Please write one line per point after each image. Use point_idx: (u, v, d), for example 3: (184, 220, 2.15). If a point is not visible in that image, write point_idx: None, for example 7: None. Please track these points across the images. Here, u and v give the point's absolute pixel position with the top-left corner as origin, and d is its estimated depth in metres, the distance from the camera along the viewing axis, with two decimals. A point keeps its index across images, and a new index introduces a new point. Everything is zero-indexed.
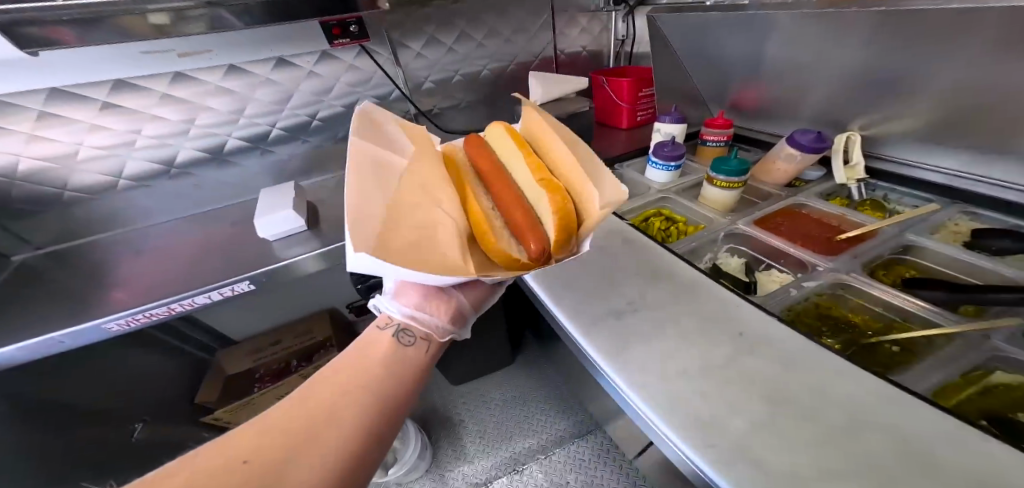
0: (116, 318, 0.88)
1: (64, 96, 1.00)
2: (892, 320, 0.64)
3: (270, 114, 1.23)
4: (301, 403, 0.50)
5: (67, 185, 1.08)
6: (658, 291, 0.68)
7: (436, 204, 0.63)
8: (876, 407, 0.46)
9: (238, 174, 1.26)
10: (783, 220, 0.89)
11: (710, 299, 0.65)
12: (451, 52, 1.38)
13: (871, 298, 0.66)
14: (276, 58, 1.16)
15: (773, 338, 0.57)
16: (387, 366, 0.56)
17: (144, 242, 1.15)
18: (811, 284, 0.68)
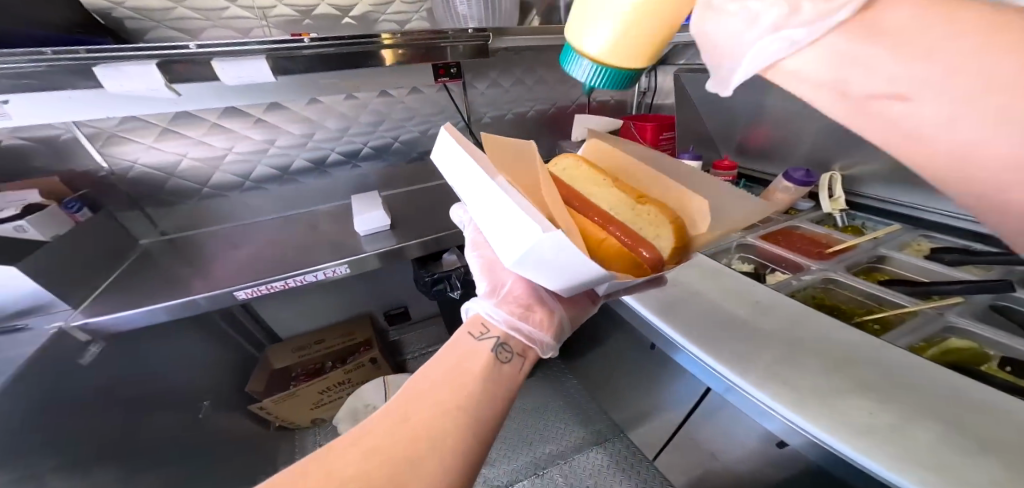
0: (244, 287, 1.16)
1: (235, 112, 1.32)
2: (870, 305, 0.83)
3: (365, 135, 1.54)
4: (406, 422, 0.58)
5: (208, 182, 1.40)
6: (689, 280, 0.87)
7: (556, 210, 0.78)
8: (862, 344, 0.64)
9: (330, 182, 1.59)
10: (783, 236, 1.09)
11: (733, 281, 0.84)
12: (506, 96, 1.69)
13: (855, 289, 0.85)
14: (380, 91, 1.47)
15: (782, 301, 0.76)
16: (489, 378, 0.65)
17: (257, 239, 1.43)
18: (807, 277, 0.88)
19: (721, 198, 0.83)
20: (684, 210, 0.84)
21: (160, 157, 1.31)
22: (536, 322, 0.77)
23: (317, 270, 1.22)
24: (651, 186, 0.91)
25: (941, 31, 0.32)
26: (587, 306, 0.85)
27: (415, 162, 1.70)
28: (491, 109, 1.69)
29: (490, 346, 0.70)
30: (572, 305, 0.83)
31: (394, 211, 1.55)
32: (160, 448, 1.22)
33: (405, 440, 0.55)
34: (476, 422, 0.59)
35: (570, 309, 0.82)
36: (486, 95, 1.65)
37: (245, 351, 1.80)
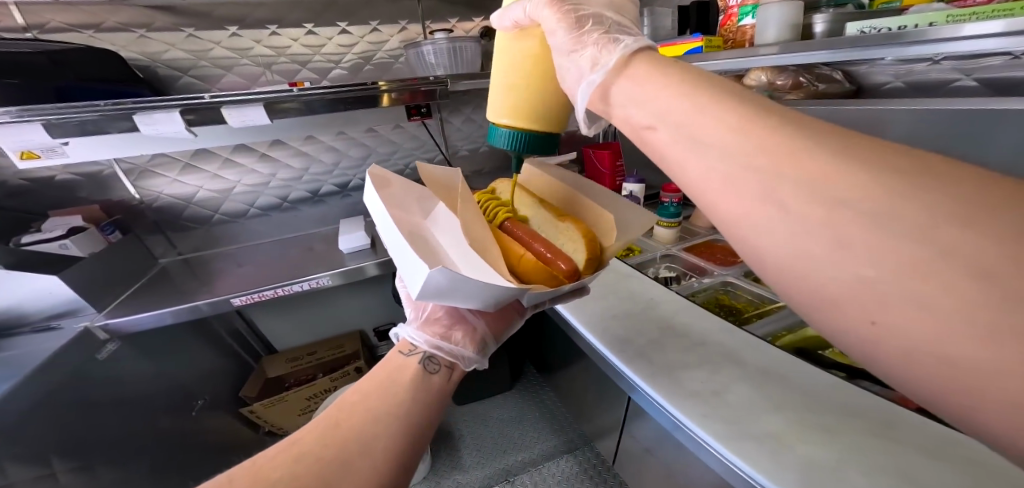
0: (240, 295, 1.37)
1: (245, 150, 1.56)
2: (759, 303, 0.95)
3: (355, 168, 1.77)
4: (335, 430, 0.67)
5: (220, 210, 1.63)
6: (604, 285, 1.00)
7: (482, 237, 0.88)
8: (721, 333, 0.78)
9: (324, 209, 1.80)
10: (704, 248, 1.23)
11: (642, 286, 0.97)
12: (481, 130, 1.91)
13: (748, 290, 0.99)
14: (368, 128, 1.69)
15: (676, 302, 0.90)
16: (419, 387, 0.75)
17: (257, 258, 1.64)
18: (709, 280, 1.03)
19: (623, 212, 0.93)
20: (599, 224, 0.95)
21: (180, 189, 1.54)
22: (457, 339, 0.88)
23: (302, 282, 1.41)
24: (571, 204, 1.02)
25: (710, 111, 0.36)
26: (507, 325, 0.96)
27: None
28: (468, 142, 1.91)
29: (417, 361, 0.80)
30: (493, 322, 0.94)
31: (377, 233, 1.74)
32: (152, 445, 1.37)
33: (335, 444, 0.65)
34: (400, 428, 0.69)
35: (490, 327, 0.93)
36: (462, 129, 1.87)
37: (241, 360, 1.97)
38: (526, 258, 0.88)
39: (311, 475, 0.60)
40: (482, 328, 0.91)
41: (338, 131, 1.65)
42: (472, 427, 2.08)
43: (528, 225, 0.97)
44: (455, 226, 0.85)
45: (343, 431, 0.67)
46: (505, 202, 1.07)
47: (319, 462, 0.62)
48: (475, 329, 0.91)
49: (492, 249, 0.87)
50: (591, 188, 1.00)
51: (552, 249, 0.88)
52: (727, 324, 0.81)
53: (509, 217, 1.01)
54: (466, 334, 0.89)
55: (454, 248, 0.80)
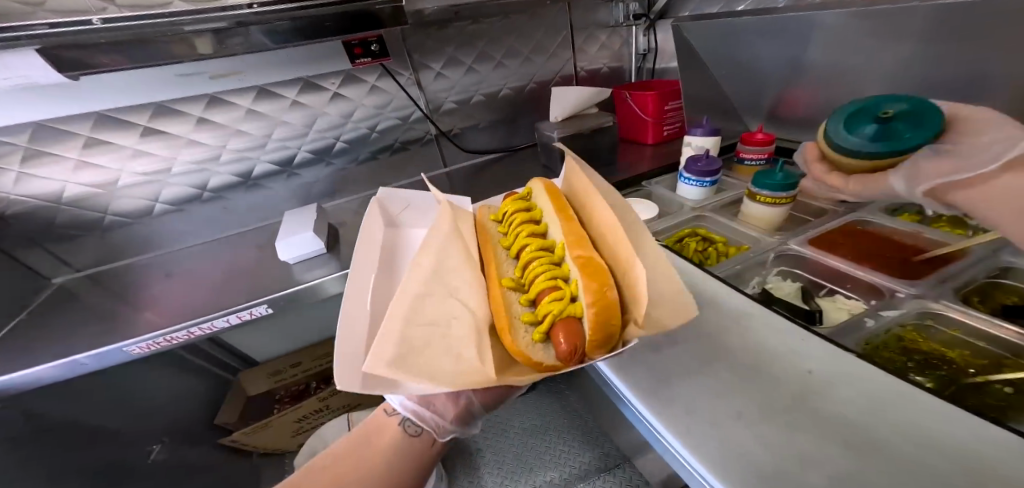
0: (137, 342, 0.90)
1: (112, 122, 1.10)
2: (1001, 356, 0.53)
3: (297, 138, 1.31)
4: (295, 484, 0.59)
5: (109, 209, 1.22)
6: (700, 352, 0.57)
7: (467, 293, 0.74)
8: (977, 453, 0.39)
9: (267, 196, 1.36)
10: (846, 237, 0.78)
11: (770, 349, 0.55)
12: (468, 75, 1.43)
13: (968, 329, 0.56)
14: (304, 80, 1.23)
15: (854, 389, 0.48)
16: (393, 451, 0.61)
17: (175, 269, 1.21)
18: (890, 312, 0.60)
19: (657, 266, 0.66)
20: (624, 269, 0.69)
21: (40, 186, 1.12)
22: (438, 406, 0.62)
23: (229, 312, 0.96)
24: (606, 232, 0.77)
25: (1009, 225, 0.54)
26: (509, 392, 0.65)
27: (366, 160, 1.44)
28: (453, 93, 1.44)
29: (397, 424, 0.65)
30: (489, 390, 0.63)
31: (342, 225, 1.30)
32: None
33: None
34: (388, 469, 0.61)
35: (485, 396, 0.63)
36: (438, 75, 1.39)
37: (213, 376, 1.63)
38: (506, 322, 0.69)
39: None
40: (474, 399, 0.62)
41: (260, 88, 1.19)
42: (491, 439, 1.76)
43: (545, 261, 0.78)
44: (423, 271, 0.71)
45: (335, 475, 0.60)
46: (530, 218, 0.91)
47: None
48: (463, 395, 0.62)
49: (474, 309, 0.72)
50: (631, 216, 0.75)
51: (548, 310, 0.67)
52: (985, 432, 0.40)
53: (526, 245, 0.83)
54: (450, 400, 0.62)
55: (425, 311, 0.65)
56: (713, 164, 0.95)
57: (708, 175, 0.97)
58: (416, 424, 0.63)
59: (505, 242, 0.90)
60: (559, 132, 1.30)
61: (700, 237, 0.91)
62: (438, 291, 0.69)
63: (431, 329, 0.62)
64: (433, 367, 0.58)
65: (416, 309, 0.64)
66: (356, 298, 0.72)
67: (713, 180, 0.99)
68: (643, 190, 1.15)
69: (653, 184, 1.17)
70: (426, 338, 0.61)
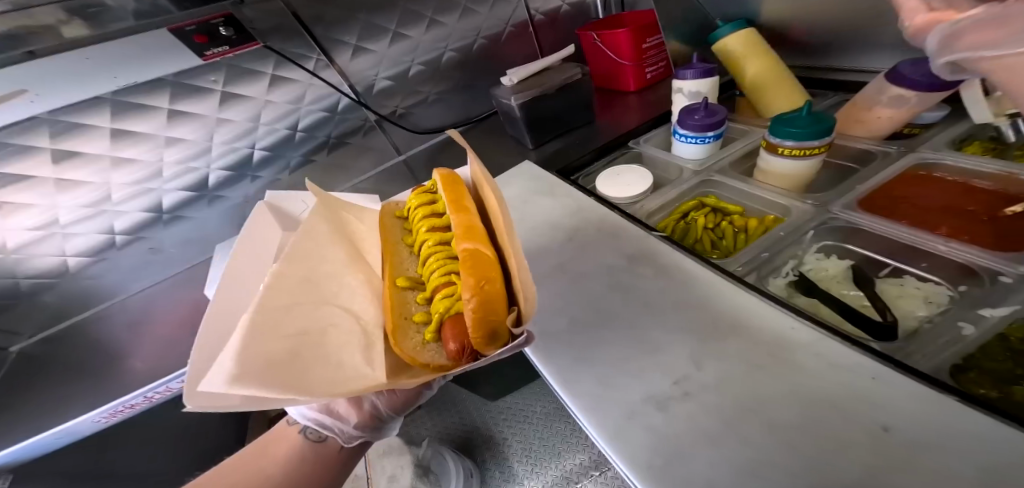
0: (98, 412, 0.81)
1: None
2: None
3: (202, 155, 1.07)
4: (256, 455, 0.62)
5: (17, 273, 1.03)
6: (728, 404, 0.41)
7: (352, 294, 0.70)
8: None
9: (194, 227, 1.14)
10: (909, 192, 0.62)
11: (819, 392, 0.38)
12: (393, 45, 1.18)
13: None
14: (169, 81, 0.98)
15: (955, 454, 0.30)
16: (289, 458, 0.60)
17: (123, 326, 1.05)
18: (997, 307, 0.43)
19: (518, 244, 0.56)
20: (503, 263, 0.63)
21: None
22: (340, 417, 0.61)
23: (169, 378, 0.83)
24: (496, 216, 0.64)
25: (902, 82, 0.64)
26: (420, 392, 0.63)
27: (300, 162, 1.20)
28: (384, 69, 1.20)
29: (299, 433, 0.63)
30: (397, 396, 0.62)
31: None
32: None
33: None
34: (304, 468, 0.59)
35: (392, 403, 0.62)
36: (354, 49, 1.14)
37: None
38: (395, 325, 0.66)
39: None
40: (376, 409, 0.62)
41: (110, 100, 0.94)
42: None
43: (442, 252, 0.71)
44: (301, 285, 0.62)
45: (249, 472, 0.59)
46: (436, 206, 0.80)
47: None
48: (366, 403, 0.61)
49: (360, 311, 0.69)
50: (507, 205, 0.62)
51: (439, 308, 0.63)
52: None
53: (426, 244, 0.73)
54: (352, 406, 0.61)
55: (279, 326, 0.55)
56: (712, 114, 0.76)
57: (709, 128, 0.78)
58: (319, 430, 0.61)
59: (394, 236, 0.84)
60: (519, 95, 1.07)
61: (710, 209, 0.75)
62: (302, 299, 0.61)
63: (293, 336, 0.56)
64: (305, 365, 0.54)
65: (260, 325, 0.53)
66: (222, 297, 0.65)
67: (716, 133, 0.79)
68: (631, 151, 0.95)
69: (642, 143, 0.96)
70: (288, 348, 0.54)
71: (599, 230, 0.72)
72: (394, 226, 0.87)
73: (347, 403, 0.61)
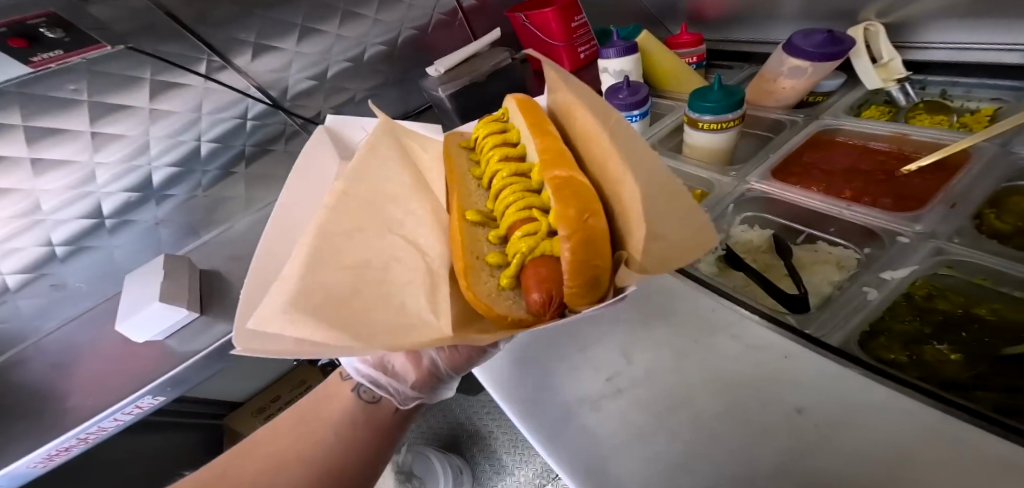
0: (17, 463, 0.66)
1: None
2: None
3: (83, 180, 0.84)
4: (293, 424, 0.48)
5: None
6: (658, 397, 0.40)
7: (421, 229, 0.58)
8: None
9: (102, 258, 0.89)
10: (814, 158, 0.64)
11: (735, 376, 0.38)
12: (306, 42, 0.97)
13: (1004, 276, 0.40)
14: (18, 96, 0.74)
15: (856, 432, 0.30)
16: (341, 426, 0.47)
17: (39, 371, 0.78)
18: (898, 269, 0.43)
19: (651, 168, 0.45)
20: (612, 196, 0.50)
21: None
22: (399, 373, 0.49)
23: (66, 433, 0.67)
24: (596, 141, 0.52)
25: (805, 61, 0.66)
26: (493, 348, 0.47)
27: (213, 175, 0.98)
28: (302, 70, 1.00)
29: (352, 391, 0.50)
30: (459, 355, 0.46)
31: (227, 266, 0.91)
32: None
33: (257, 467, 0.43)
34: (342, 449, 0.45)
35: (455, 363, 0.47)
36: (256, 49, 0.93)
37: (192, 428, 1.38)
38: (468, 271, 0.52)
39: None
40: (438, 366, 0.48)
41: None
42: None
43: (520, 187, 0.57)
44: (341, 226, 0.49)
45: (283, 446, 0.45)
46: (506, 135, 0.69)
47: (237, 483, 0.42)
48: (424, 359, 0.48)
49: (428, 249, 0.56)
50: (629, 129, 0.50)
51: (517, 250, 0.50)
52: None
53: (502, 177, 0.61)
54: (411, 361, 0.48)
55: (338, 260, 0.46)
56: (638, 90, 0.73)
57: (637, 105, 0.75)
58: (374, 386, 0.49)
59: (457, 166, 0.69)
60: (446, 87, 1.00)
61: None
62: (355, 228, 0.50)
63: (357, 272, 0.46)
64: (376, 304, 0.43)
65: (318, 259, 0.44)
66: (268, 249, 0.53)
67: (645, 110, 0.77)
68: None
69: None
70: (358, 286, 0.44)
71: None
72: (455, 156, 0.72)
73: (406, 356, 0.48)
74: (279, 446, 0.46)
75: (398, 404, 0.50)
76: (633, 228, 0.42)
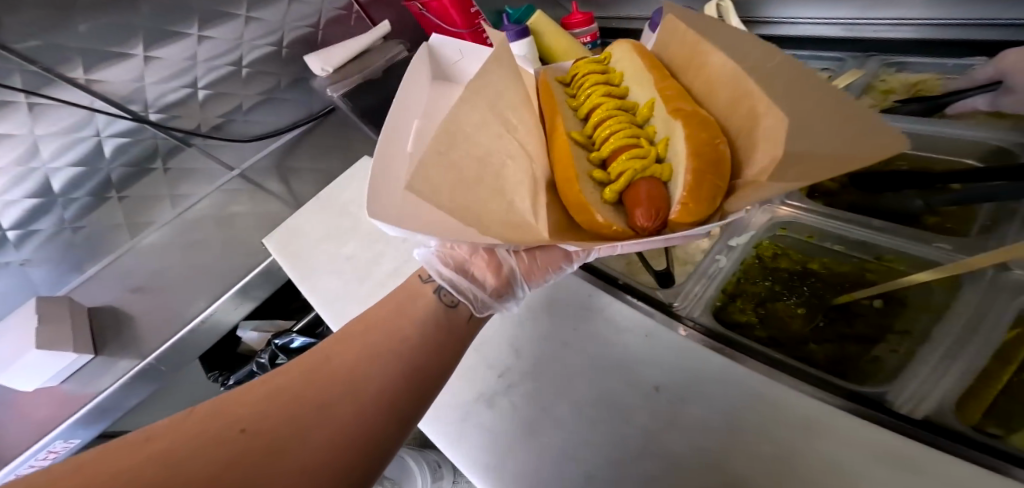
0: None
1: None
2: (859, 260, 0.43)
3: None
4: (311, 364, 0.33)
5: None
6: (545, 386, 0.41)
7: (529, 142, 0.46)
8: (844, 475, 0.29)
9: None
10: None
11: (610, 358, 0.41)
12: (159, 49, 0.72)
13: (822, 233, 0.45)
14: None
15: (704, 402, 0.36)
16: (406, 354, 0.35)
17: None
18: (740, 237, 0.47)
19: (803, 85, 0.34)
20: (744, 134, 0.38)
21: None
22: (476, 275, 0.39)
23: (1, 472, 0.72)
24: (720, 87, 0.42)
25: None
26: (574, 261, 0.40)
27: (80, 204, 0.72)
28: (176, 78, 0.75)
29: (429, 292, 0.39)
30: (538, 262, 0.38)
31: (127, 302, 0.76)
32: None
33: (289, 407, 0.30)
34: (419, 356, 0.35)
35: (531, 272, 0.38)
36: (90, 59, 0.67)
37: None
38: (575, 180, 0.41)
39: (244, 450, 0.26)
40: (521, 271, 0.38)
41: None
42: None
43: (623, 119, 0.47)
44: (491, 134, 0.40)
45: (349, 357, 0.34)
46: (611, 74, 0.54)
47: (303, 401, 0.30)
48: (503, 261, 0.37)
49: (534, 153, 0.46)
50: (772, 55, 0.38)
51: (622, 169, 0.41)
52: (839, 422, 0.32)
53: (600, 104, 0.49)
54: (488, 262, 0.38)
55: (470, 145, 0.36)
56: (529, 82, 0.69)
57: None
58: (452, 289, 0.37)
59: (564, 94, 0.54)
60: (334, 86, 0.77)
61: None
62: (496, 126, 0.41)
63: (482, 161, 0.37)
64: (500, 201, 0.36)
65: (451, 133, 0.35)
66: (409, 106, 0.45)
67: None
68: None
69: None
70: (481, 174, 0.36)
71: None
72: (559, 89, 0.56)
73: (482, 256, 0.38)
74: (350, 351, 0.35)
75: (477, 311, 0.38)
76: (766, 140, 0.34)
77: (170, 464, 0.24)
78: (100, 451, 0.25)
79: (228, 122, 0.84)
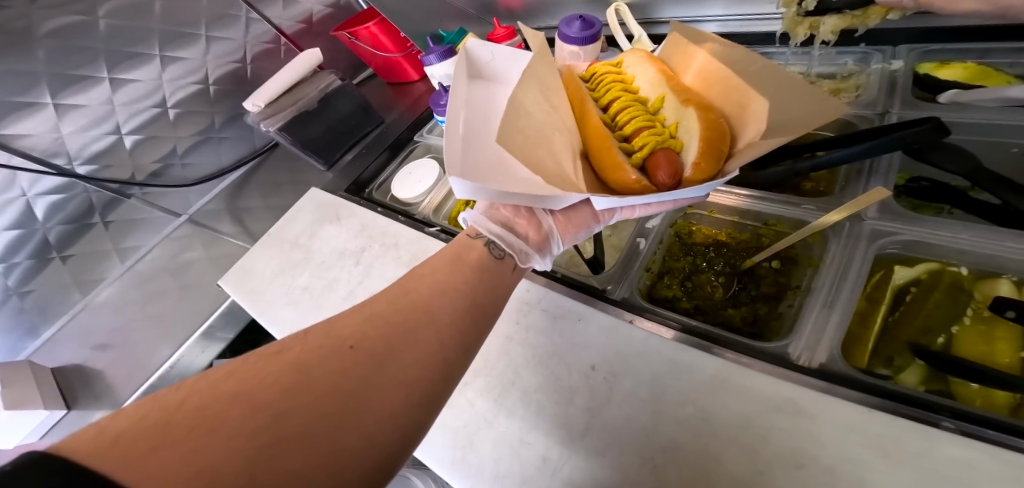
0: None
1: None
2: (755, 227, 0.48)
3: None
4: (396, 297, 0.36)
5: None
6: (499, 384, 0.43)
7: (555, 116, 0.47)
8: (755, 426, 0.33)
9: None
10: None
11: (554, 349, 0.44)
12: (73, 96, 0.71)
13: (723, 208, 0.50)
14: None
15: (633, 375, 0.40)
16: (474, 288, 0.38)
17: None
18: (655, 222, 0.51)
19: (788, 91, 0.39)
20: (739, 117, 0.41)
21: None
22: (520, 232, 0.43)
23: None
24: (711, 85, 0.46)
25: None
26: (600, 221, 0.45)
27: (23, 267, 0.73)
28: (96, 125, 0.74)
29: (480, 245, 0.41)
30: (571, 222, 0.44)
31: (93, 359, 0.68)
32: None
33: (380, 329, 0.33)
34: (482, 289, 0.38)
35: (566, 230, 0.44)
36: None
37: None
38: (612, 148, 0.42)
39: (350, 364, 0.30)
40: (558, 228, 0.43)
41: None
42: None
43: (638, 108, 0.47)
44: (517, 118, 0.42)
45: (420, 291, 0.37)
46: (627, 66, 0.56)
47: (389, 324, 0.34)
48: (543, 218, 0.43)
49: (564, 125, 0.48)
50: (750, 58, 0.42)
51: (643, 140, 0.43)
52: (741, 378, 0.36)
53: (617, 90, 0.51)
54: (530, 221, 0.44)
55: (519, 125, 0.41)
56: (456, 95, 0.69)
57: None
58: (501, 241, 0.41)
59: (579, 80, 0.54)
60: (268, 121, 0.77)
61: None
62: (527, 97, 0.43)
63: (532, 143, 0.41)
64: (551, 171, 0.40)
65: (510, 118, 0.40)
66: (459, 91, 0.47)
67: None
68: (414, 144, 0.84)
69: (425, 135, 0.84)
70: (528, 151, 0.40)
71: (383, 244, 0.63)
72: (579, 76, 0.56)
73: (525, 215, 0.43)
74: (423, 286, 0.37)
75: (522, 262, 0.41)
76: (755, 117, 0.39)
77: (302, 369, 0.29)
78: (218, 370, 0.28)
79: (166, 167, 0.84)
